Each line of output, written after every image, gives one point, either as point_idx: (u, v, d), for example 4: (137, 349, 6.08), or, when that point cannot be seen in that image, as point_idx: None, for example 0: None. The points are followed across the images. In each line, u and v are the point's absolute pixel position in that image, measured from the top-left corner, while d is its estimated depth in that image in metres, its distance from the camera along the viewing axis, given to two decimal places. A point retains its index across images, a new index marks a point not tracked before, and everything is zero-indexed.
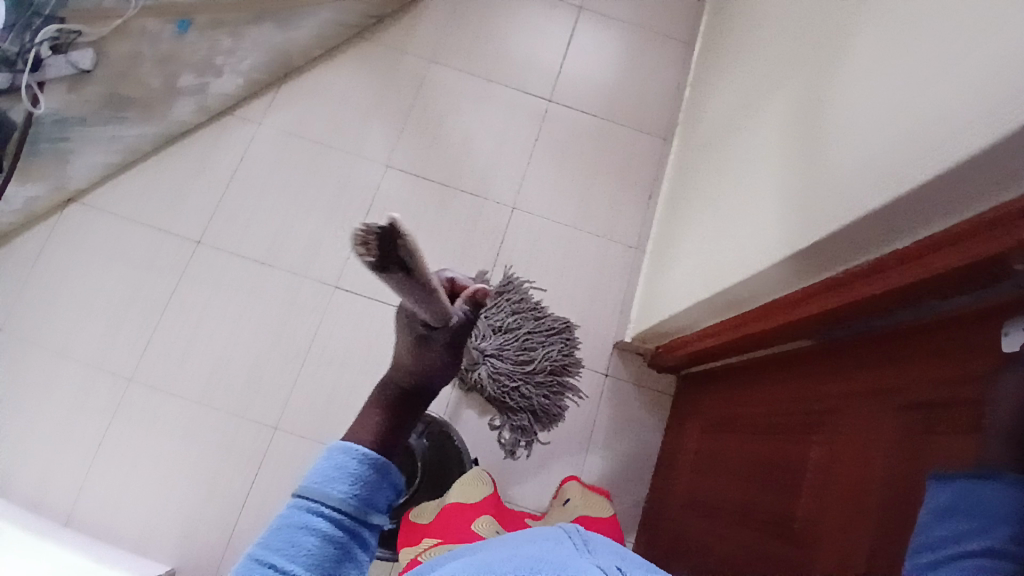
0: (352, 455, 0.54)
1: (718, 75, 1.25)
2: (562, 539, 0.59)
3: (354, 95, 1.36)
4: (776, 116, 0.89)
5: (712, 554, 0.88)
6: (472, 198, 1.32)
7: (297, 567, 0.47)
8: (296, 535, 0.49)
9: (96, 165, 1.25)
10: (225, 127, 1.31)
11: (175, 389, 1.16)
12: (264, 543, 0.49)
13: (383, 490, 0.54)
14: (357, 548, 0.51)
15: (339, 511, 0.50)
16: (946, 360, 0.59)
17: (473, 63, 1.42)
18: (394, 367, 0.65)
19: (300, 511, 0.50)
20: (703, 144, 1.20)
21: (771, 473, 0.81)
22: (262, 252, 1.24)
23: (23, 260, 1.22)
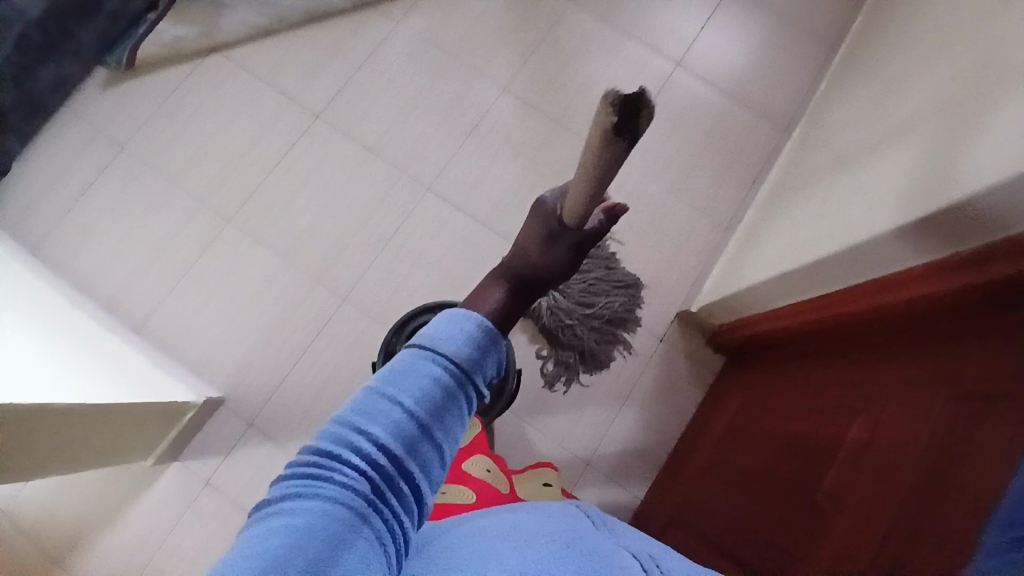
0: (475, 322, 0.53)
1: (857, 75, 1.22)
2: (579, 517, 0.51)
3: (492, 16, 1.40)
4: (912, 113, 0.87)
5: (732, 517, 0.90)
6: (578, 139, 1.33)
7: (422, 410, 0.47)
8: (422, 380, 0.48)
9: (246, 22, 1.33)
10: (367, 18, 1.37)
11: (263, 239, 1.23)
12: (384, 378, 0.49)
13: (494, 359, 0.54)
14: (466, 407, 0.51)
15: (461, 367, 0.50)
16: (1012, 348, 0.58)
17: (613, 13, 1.43)
18: (516, 254, 0.63)
19: (421, 357, 0.50)
20: (824, 140, 1.17)
21: (807, 448, 0.82)
22: (372, 139, 1.30)
23: (161, 90, 1.31)
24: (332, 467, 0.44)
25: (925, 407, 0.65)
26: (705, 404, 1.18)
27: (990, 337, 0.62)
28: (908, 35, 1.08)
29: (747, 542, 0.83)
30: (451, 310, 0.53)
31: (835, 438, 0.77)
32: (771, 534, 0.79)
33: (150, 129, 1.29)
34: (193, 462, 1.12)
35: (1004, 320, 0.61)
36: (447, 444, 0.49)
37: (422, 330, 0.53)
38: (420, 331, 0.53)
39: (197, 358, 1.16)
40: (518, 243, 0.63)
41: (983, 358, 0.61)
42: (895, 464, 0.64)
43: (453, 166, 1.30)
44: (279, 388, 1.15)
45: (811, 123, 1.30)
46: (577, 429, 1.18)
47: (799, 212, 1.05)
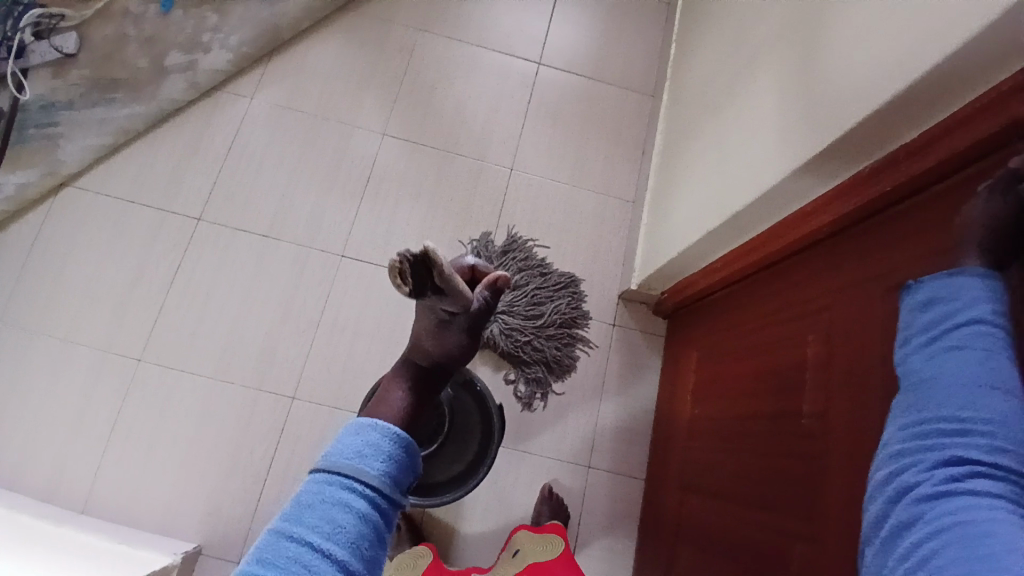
0: (384, 434, 0.54)
1: (703, 27, 1.28)
2: None
3: (344, 67, 1.36)
4: (769, 49, 0.92)
5: (727, 469, 0.91)
6: (469, 161, 1.33)
7: (335, 546, 0.46)
8: (331, 513, 0.47)
9: (88, 147, 1.22)
10: (218, 106, 1.30)
11: (187, 366, 1.13)
12: (293, 517, 0.47)
13: (407, 468, 0.55)
14: (387, 530, 0.51)
15: (372, 487, 0.50)
16: (924, 235, 0.63)
17: (459, 30, 1.43)
18: (415, 345, 0.66)
19: (334, 486, 0.49)
20: (694, 94, 1.23)
21: (774, 381, 0.85)
22: (266, 226, 1.23)
23: (18, 247, 1.18)
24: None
25: (871, 312, 0.68)
26: (668, 367, 1.21)
27: (900, 231, 0.67)
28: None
29: (751, 497, 0.83)
30: (353, 425, 0.54)
31: (797, 365, 0.81)
32: (766, 476, 0.81)
33: (20, 292, 1.16)
34: None
35: (912, 210, 0.66)
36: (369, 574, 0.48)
37: (325, 452, 0.52)
38: (324, 452, 0.53)
39: (159, 515, 1.06)
40: (412, 334, 0.67)
41: (898, 249, 0.66)
42: (864, 379, 0.66)
43: (358, 226, 1.26)
44: (258, 512, 1.07)
45: (676, 81, 1.36)
46: (566, 438, 1.18)
47: (697, 168, 1.10)
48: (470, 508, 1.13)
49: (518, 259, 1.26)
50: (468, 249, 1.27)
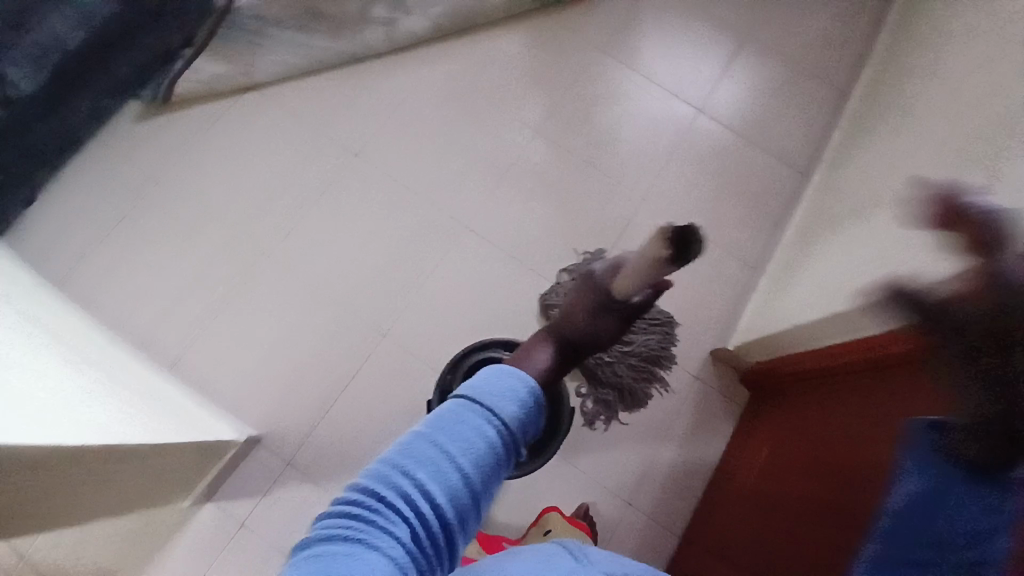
0: (525, 382, 0.58)
1: (875, 125, 1.28)
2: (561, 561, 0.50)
3: (523, 62, 1.44)
4: (942, 155, 0.92)
5: (779, 549, 0.89)
6: (608, 181, 1.38)
7: (464, 464, 0.52)
8: (468, 436, 0.53)
9: (283, 64, 1.34)
10: (402, 62, 1.39)
11: (302, 277, 1.22)
12: (435, 428, 0.54)
13: (537, 418, 0.59)
14: (506, 467, 0.56)
15: (506, 425, 0.55)
16: None
17: (636, 61, 1.48)
18: (568, 321, 0.70)
19: (475, 414, 0.55)
20: (849, 184, 1.22)
21: (847, 476, 0.82)
22: (410, 179, 1.31)
23: (197, 128, 1.30)
24: (376, 511, 0.49)
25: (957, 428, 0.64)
26: (739, 433, 1.20)
27: None
28: (922, 82, 1.14)
29: None
30: (500, 366, 0.58)
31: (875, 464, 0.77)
32: (823, 567, 0.78)
33: (183, 166, 1.27)
34: (226, 505, 1.07)
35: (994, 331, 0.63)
36: (483, 498, 0.54)
37: (472, 382, 0.58)
38: (469, 380, 0.58)
39: (232, 398, 1.13)
40: (568, 311, 0.72)
41: None
42: None
43: (488, 205, 1.32)
44: (318, 425, 1.12)
45: (835, 169, 1.36)
46: (616, 466, 1.18)
47: (831, 251, 1.10)
48: (505, 498, 1.15)
49: None
50: (580, 260, 1.30)
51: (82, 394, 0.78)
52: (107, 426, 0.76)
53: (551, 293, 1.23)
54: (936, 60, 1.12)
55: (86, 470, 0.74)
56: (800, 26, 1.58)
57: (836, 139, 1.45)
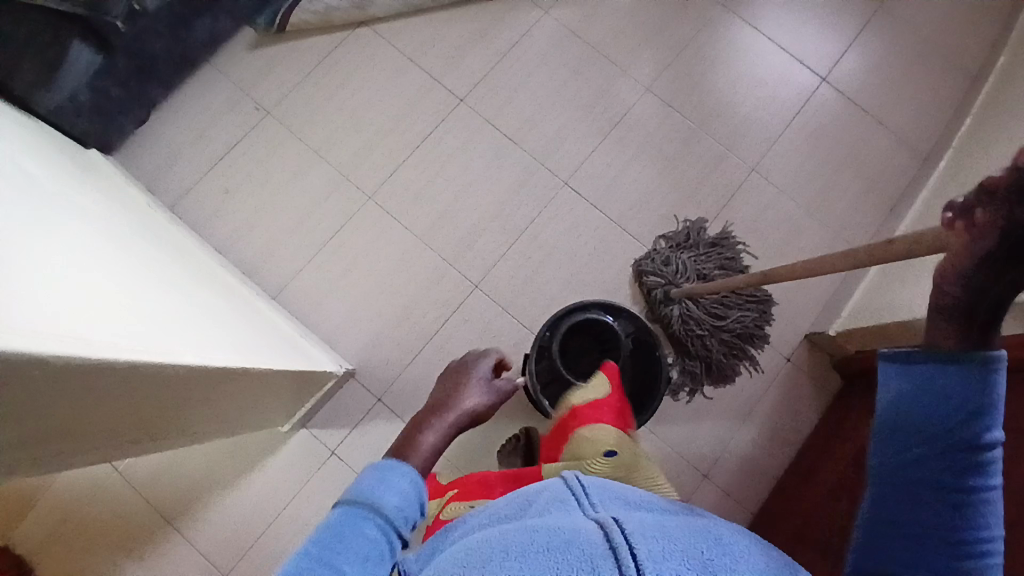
0: (400, 472, 0.60)
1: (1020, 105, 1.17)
2: (568, 499, 0.52)
3: (639, 13, 1.37)
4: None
5: None
6: (717, 148, 1.32)
7: (368, 557, 0.50)
8: (363, 533, 0.51)
9: (397, 1, 1.30)
10: (514, 6, 1.35)
11: (403, 219, 1.24)
12: (325, 535, 0.51)
13: (414, 503, 0.59)
14: (399, 549, 0.54)
15: (388, 515, 0.55)
16: None
17: (759, 20, 1.39)
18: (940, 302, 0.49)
19: (359, 514, 0.53)
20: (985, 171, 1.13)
21: None
22: (513, 129, 1.29)
23: (306, 61, 1.29)
24: None
25: None
26: (828, 418, 1.17)
27: None
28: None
29: None
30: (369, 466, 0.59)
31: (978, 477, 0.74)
32: None
33: (293, 98, 1.28)
34: (321, 433, 1.13)
35: None
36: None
37: (348, 491, 0.57)
38: (345, 489, 0.57)
39: (331, 331, 1.18)
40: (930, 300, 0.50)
41: None
42: None
43: (589, 163, 1.29)
44: (410, 365, 1.16)
45: (967, 152, 1.25)
46: (695, 439, 1.18)
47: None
48: None
49: (723, 256, 1.24)
50: (680, 227, 1.27)
51: (212, 317, 0.76)
52: (243, 352, 0.75)
53: (650, 258, 1.23)
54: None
55: (227, 395, 0.74)
56: None
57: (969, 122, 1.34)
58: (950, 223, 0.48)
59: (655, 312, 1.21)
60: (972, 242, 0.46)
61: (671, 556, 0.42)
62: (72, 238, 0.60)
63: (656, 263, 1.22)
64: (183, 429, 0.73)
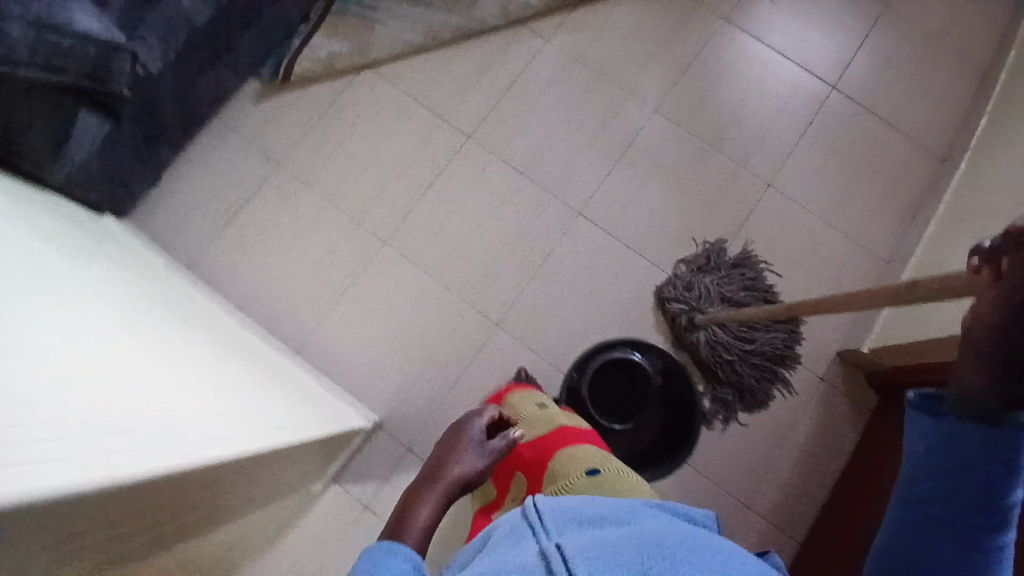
0: None
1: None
2: (519, 531, 0.49)
3: (641, 34, 1.35)
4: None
5: None
6: (732, 166, 1.30)
7: None
8: None
9: (398, 40, 1.30)
10: (516, 37, 1.33)
11: (419, 263, 1.22)
12: None
13: None
14: None
15: None
16: None
17: (762, 32, 1.37)
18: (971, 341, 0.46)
19: None
20: (1008, 172, 1.10)
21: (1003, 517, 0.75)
22: (524, 162, 1.28)
23: (311, 108, 1.29)
24: None
25: None
26: (867, 440, 1.14)
27: None
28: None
29: None
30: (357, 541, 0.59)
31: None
32: None
33: (300, 148, 1.27)
34: (349, 488, 1.11)
35: None
36: None
37: None
38: None
39: (354, 382, 1.16)
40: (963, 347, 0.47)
41: None
42: None
43: (602, 191, 1.28)
44: (437, 412, 1.14)
45: (988, 152, 1.22)
46: (733, 467, 1.16)
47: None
48: None
49: (746, 277, 1.23)
50: (699, 249, 1.25)
51: (237, 385, 0.76)
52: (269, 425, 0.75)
53: (672, 285, 1.21)
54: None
55: (254, 466, 0.73)
56: None
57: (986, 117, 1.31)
58: (977, 267, 0.49)
59: (680, 340, 1.19)
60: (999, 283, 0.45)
61: (610, 565, 0.39)
62: (117, 321, 0.62)
63: (679, 289, 1.20)
64: (245, 500, 0.79)
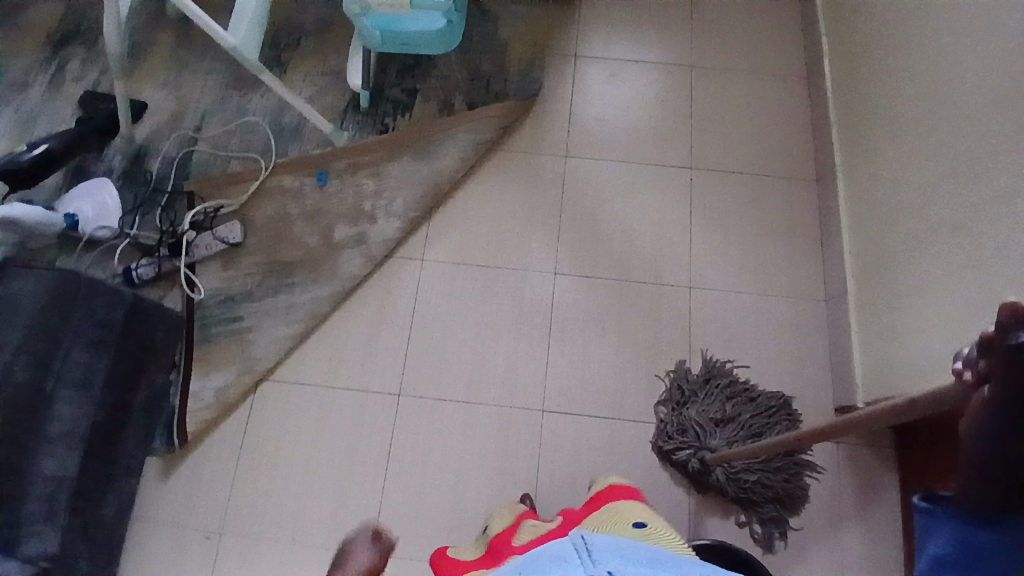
0: None
1: (885, 103, 1.18)
2: (572, 556, 0.70)
3: (504, 207, 1.33)
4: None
5: None
6: (649, 287, 1.29)
7: None
8: None
9: (279, 337, 1.21)
10: (392, 272, 1.27)
11: (418, 554, 1.10)
12: None
13: None
14: None
15: None
16: None
17: (605, 150, 1.39)
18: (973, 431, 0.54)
19: None
20: (897, 180, 1.12)
21: None
22: (464, 390, 1.20)
23: (226, 454, 1.15)
24: None
25: None
26: (909, 484, 1.13)
27: None
28: (937, 44, 1.05)
29: None
30: None
31: None
32: None
33: (235, 503, 1.12)
34: None
35: None
36: None
37: None
38: None
39: None
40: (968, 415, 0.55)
41: None
42: None
43: (551, 376, 1.22)
44: None
45: (858, 164, 1.25)
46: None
47: (930, 267, 1.01)
48: None
49: (723, 386, 1.20)
50: (668, 382, 1.22)
51: None
52: None
53: (665, 436, 1.16)
54: (945, 18, 1.03)
55: None
56: (738, 32, 1.50)
57: (832, 115, 1.34)
58: (961, 372, 0.57)
59: (700, 483, 1.15)
60: (981, 397, 0.52)
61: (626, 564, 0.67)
62: None
63: (673, 438, 1.16)
64: None
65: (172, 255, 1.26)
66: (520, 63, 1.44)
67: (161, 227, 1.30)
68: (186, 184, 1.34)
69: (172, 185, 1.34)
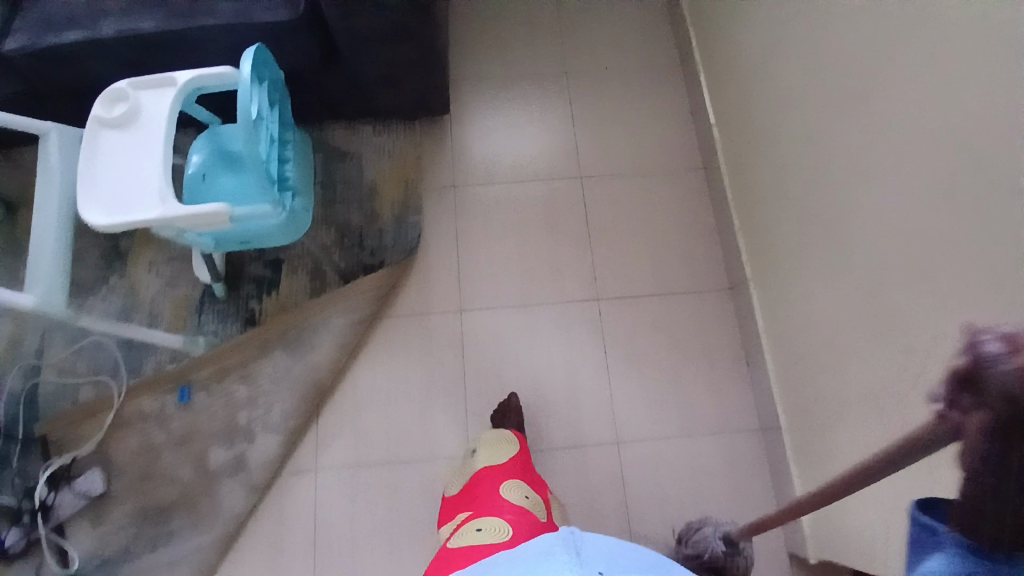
0: None
1: (783, 220, 1.07)
2: (556, 550, 0.60)
3: (398, 387, 1.16)
4: (930, 301, 0.70)
5: None
6: (572, 451, 1.15)
7: None
8: None
9: None
10: (281, 492, 1.11)
11: None
12: None
13: None
14: None
15: None
16: None
17: (500, 292, 1.24)
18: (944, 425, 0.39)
19: None
20: (808, 313, 0.99)
21: None
22: None
23: None
24: None
25: None
26: None
27: None
28: (815, 164, 0.94)
29: None
30: None
31: None
32: None
33: None
34: None
35: None
36: None
37: None
38: None
39: None
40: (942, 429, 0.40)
41: None
42: None
43: None
44: None
45: (767, 282, 1.14)
46: None
47: (846, 422, 0.90)
48: None
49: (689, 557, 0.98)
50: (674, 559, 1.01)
51: None
52: None
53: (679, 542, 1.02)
54: (822, 143, 0.93)
55: None
56: (622, 127, 1.36)
57: (735, 219, 1.24)
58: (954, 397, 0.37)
59: None
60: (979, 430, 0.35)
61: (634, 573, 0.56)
62: None
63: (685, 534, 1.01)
64: None
65: (35, 519, 1.08)
66: (393, 206, 1.29)
67: (17, 485, 1.11)
68: (37, 426, 1.15)
69: (21, 430, 1.15)
